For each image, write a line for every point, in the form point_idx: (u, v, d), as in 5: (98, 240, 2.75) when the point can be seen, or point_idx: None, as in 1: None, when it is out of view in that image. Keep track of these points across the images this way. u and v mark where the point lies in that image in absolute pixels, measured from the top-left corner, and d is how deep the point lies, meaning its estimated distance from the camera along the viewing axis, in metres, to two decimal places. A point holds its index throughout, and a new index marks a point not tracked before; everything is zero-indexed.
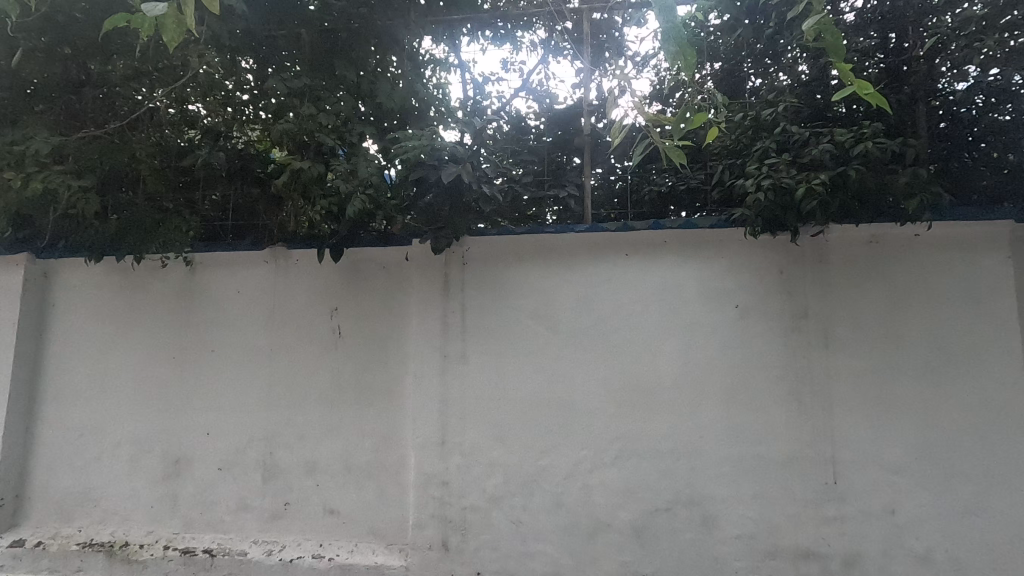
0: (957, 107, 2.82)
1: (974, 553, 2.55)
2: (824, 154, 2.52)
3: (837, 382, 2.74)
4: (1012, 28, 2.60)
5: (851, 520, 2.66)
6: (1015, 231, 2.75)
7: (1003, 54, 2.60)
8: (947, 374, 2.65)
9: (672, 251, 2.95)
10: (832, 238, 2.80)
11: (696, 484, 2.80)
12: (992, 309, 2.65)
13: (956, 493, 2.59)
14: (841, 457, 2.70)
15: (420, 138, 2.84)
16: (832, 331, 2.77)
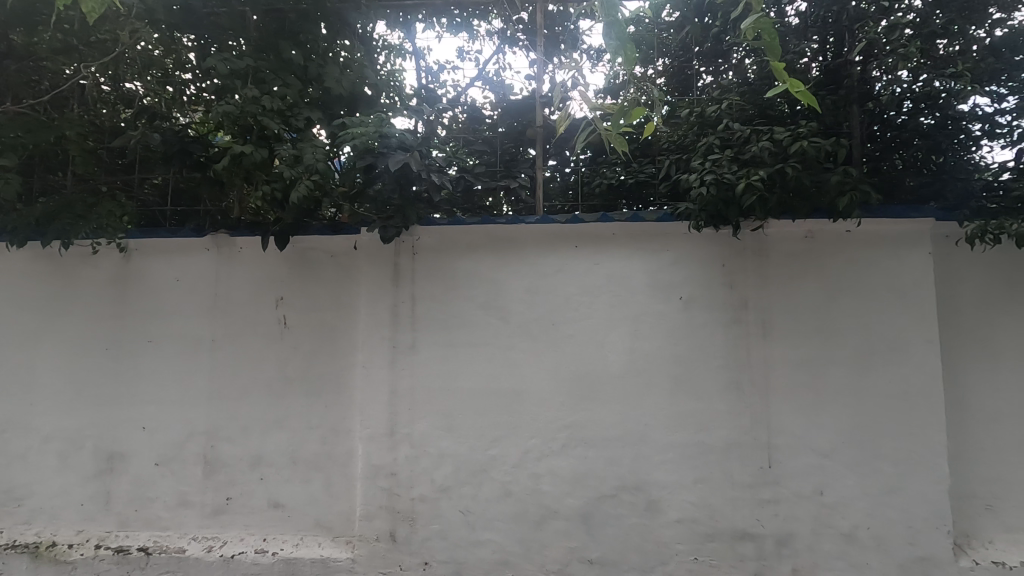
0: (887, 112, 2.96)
1: (895, 531, 2.72)
2: (763, 151, 2.62)
3: (774, 370, 2.87)
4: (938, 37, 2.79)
5: (784, 502, 2.79)
6: (936, 228, 2.93)
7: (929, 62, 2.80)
8: (874, 362, 2.81)
9: (621, 243, 3.00)
10: (772, 233, 2.91)
11: (640, 470, 2.88)
12: (915, 300, 2.82)
13: (880, 474, 2.76)
14: (777, 442, 2.83)
15: (369, 124, 2.80)
16: (771, 322, 2.89)
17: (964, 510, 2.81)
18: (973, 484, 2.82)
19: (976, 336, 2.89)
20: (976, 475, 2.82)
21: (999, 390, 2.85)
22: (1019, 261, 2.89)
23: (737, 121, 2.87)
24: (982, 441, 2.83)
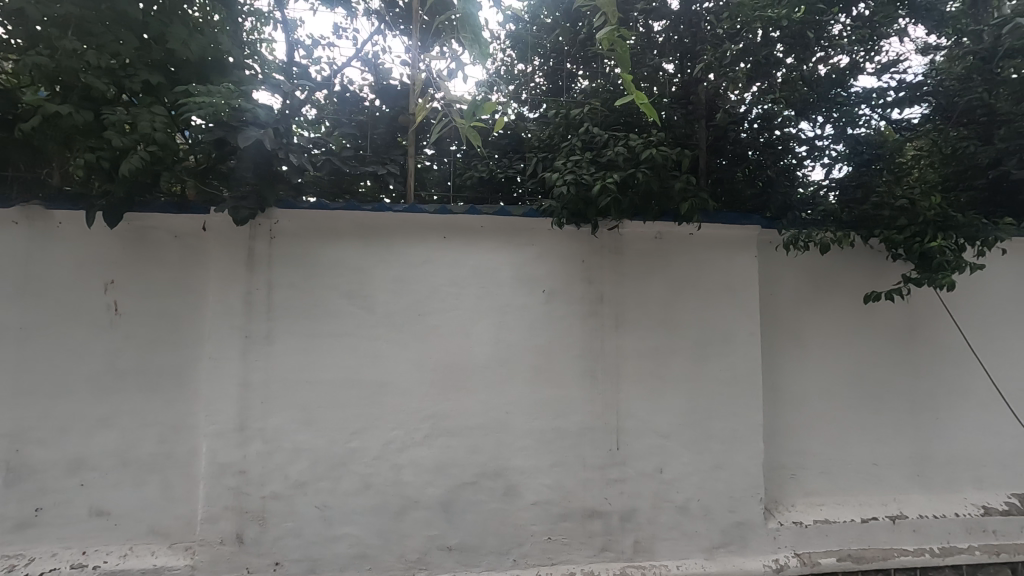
0: (737, 127, 3.33)
1: (720, 501, 3.08)
2: (618, 156, 2.81)
3: (625, 360, 3.10)
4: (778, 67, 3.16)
5: (629, 480, 3.04)
6: (762, 234, 3.34)
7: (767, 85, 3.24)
8: (708, 352, 3.15)
9: (488, 236, 3.06)
10: (626, 233, 3.14)
11: (501, 457, 2.97)
12: (742, 298, 3.19)
13: (709, 452, 3.10)
14: (625, 426, 3.06)
15: (220, 94, 2.58)
16: (623, 315, 3.12)
17: (774, 479, 3.25)
18: (782, 457, 3.27)
19: (789, 330, 3.34)
20: (785, 449, 3.28)
21: (804, 376, 3.33)
22: (824, 265, 3.39)
23: (597, 126, 3.07)
24: (790, 420, 3.29)
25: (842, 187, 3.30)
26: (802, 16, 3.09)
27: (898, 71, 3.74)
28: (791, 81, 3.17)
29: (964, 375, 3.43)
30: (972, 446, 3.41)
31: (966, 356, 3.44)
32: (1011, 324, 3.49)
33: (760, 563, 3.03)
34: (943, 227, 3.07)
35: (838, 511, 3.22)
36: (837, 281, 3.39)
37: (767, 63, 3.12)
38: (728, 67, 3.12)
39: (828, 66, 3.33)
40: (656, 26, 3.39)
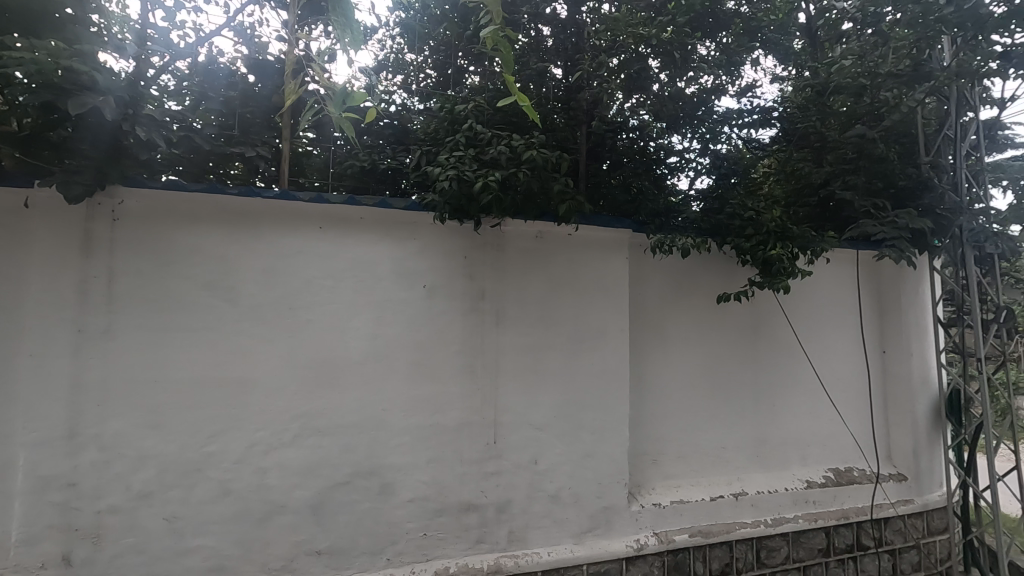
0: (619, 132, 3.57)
1: (589, 488, 3.26)
2: (500, 155, 2.86)
3: (504, 355, 3.16)
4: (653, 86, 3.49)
5: (505, 472, 3.11)
6: (633, 238, 3.56)
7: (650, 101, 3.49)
8: (581, 348, 3.31)
9: (368, 228, 2.96)
10: (508, 231, 3.19)
11: (376, 455, 2.90)
12: (614, 296, 3.40)
13: (580, 442, 3.26)
14: (502, 420, 3.13)
15: (49, 51, 2.24)
16: (503, 311, 3.18)
17: (637, 465, 3.50)
18: (645, 444, 3.53)
19: (654, 327, 3.62)
20: (647, 437, 3.54)
21: (666, 369, 3.62)
22: (686, 267, 3.71)
23: (481, 123, 3.10)
24: (653, 410, 3.56)
25: (704, 195, 3.83)
26: (670, 35, 3.29)
27: (754, 96, 4.21)
28: (673, 95, 3.46)
29: (796, 367, 3.94)
30: (800, 428, 3.92)
31: (798, 350, 3.95)
32: (832, 323, 4.06)
33: (623, 544, 3.24)
34: (782, 238, 3.44)
35: (692, 491, 3.54)
36: (696, 282, 3.73)
37: (643, 75, 3.32)
38: (605, 75, 3.29)
39: (698, 85, 3.64)
40: (543, 30, 3.57)
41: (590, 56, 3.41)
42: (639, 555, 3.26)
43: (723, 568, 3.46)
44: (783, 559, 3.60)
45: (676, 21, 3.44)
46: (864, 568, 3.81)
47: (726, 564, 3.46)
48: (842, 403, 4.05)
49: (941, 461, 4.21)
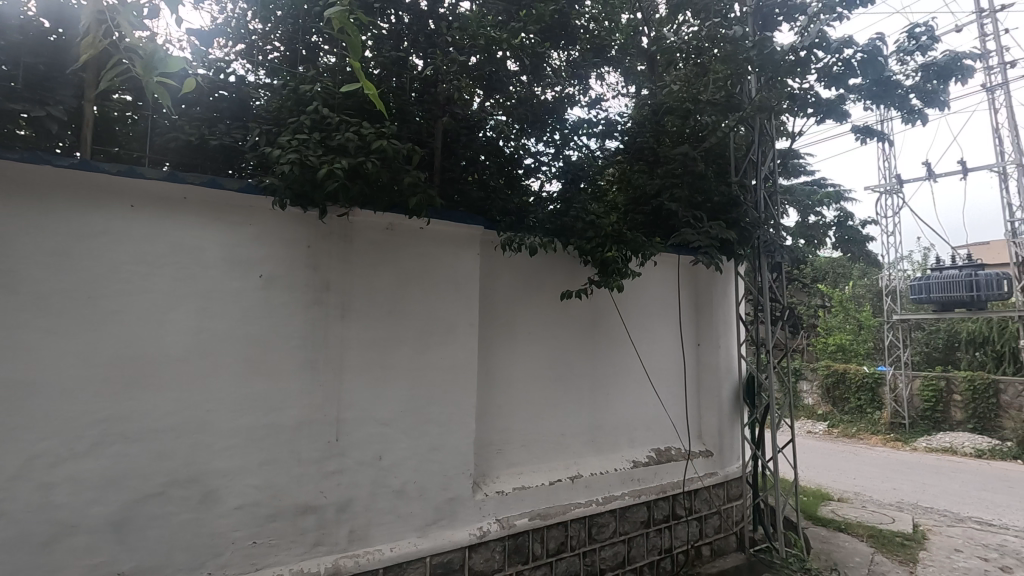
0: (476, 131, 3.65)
1: (434, 480, 3.28)
2: (348, 142, 2.75)
3: (348, 350, 3.05)
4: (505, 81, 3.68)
5: (346, 471, 3.01)
6: (484, 235, 3.65)
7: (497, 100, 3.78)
8: (430, 342, 3.32)
9: (193, 210, 2.67)
10: (356, 221, 3.09)
11: (198, 461, 2.63)
12: (464, 292, 3.45)
13: (426, 436, 3.27)
14: (345, 417, 3.02)
15: None
16: (349, 305, 3.06)
17: (482, 455, 3.60)
18: (490, 434, 3.65)
19: (502, 322, 3.75)
20: (493, 428, 3.67)
21: (513, 362, 3.78)
22: (534, 265, 3.90)
23: (329, 108, 2.96)
24: (499, 402, 3.70)
25: (552, 199, 3.95)
26: (517, 43, 3.52)
27: (601, 108, 4.55)
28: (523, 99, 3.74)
29: (627, 359, 4.35)
30: (629, 414, 4.34)
31: (629, 343, 4.36)
32: (658, 320, 4.56)
33: (466, 533, 3.32)
34: (618, 241, 3.76)
35: (533, 477, 3.74)
36: (543, 279, 3.94)
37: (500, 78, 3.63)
38: (460, 73, 3.40)
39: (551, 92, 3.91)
40: (403, 17, 3.51)
41: (441, 52, 3.48)
42: (481, 542, 3.36)
43: (559, 547, 3.69)
44: (611, 534, 3.95)
45: (526, 29, 3.58)
46: (677, 534, 4.34)
47: (561, 543, 3.70)
48: (664, 390, 4.57)
49: (738, 438, 4.94)
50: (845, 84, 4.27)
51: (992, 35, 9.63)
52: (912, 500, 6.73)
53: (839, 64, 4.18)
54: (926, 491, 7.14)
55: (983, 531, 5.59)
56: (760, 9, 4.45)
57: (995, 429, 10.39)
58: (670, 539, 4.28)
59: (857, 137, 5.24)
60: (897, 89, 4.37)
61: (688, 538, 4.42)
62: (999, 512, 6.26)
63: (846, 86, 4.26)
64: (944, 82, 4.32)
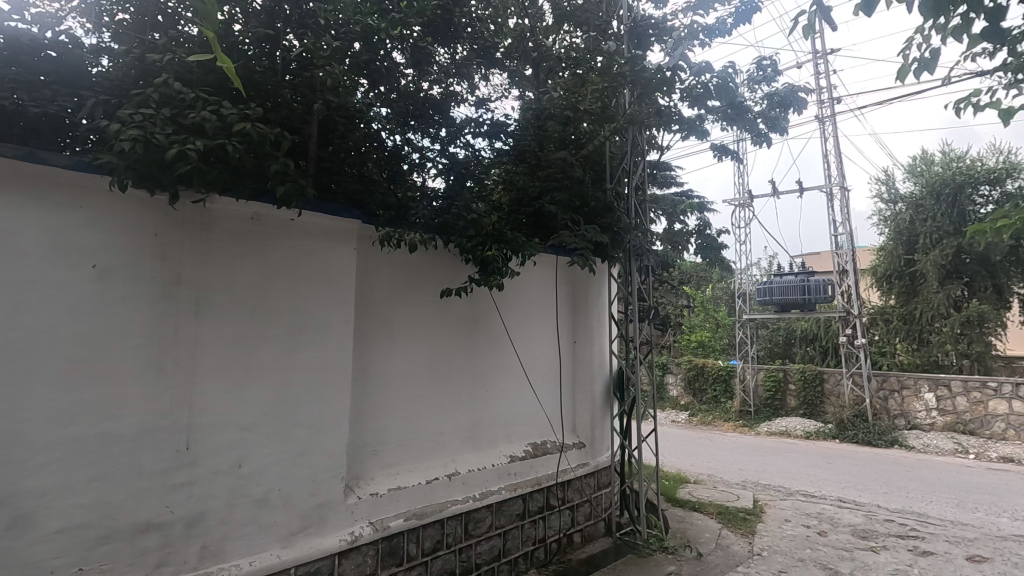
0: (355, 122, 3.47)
1: (301, 486, 3.10)
2: (205, 121, 2.52)
3: (203, 349, 2.78)
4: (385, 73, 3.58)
5: (199, 482, 2.74)
6: (361, 229, 3.53)
7: (380, 93, 3.67)
8: (300, 340, 3.13)
9: (6, 187, 2.28)
10: (215, 209, 2.83)
11: (7, 480, 2.25)
12: (339, 288, 3.31)
13: (293, 440, 3.08)
14: (198, 422, 2.76)
15: None
16: (205, 300, 2.80)
17: (356, 457, 3.47)
18: (365, 435, 3.53)
19: (380, 319, 3.65)
20: (368, 429, 3.55)
21: (390, 361, 3.69)
22: (414, 262, 3.84)
23: (183, 84, 2.68)
24: (375, 401, 3.59)
25: (439, 197, 4.01)
26: (398, 34, 3.51)
27: (487, 109, 4.58)
28: (406, 93, 3.71)
29: (506, 356, 4.44)
30: (507, 410, 4.43)
31: (508, 341, 4.46)
32: (536, 318, 4.71)
33: (336, 539, 3.18)
34: (498, 240, 3.82)
35: (408, 477, 3.68)
36: (423, 277, 3.89)
37: (386, 73, 3.61)
38: (334, 58, 3.16)
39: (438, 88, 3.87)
40: None
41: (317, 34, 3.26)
42: (352, 548, 3.23)
43: (434, 545, 3.67)
44: (486, 528, 4.01)
45: (408, 22, 3.57)
46: (550, 524, 4.51)
47: (437, 541, 3.68)
48: (541, 386, 4.73)
49: (608, 429, 5.26)
50: (704, 105, 4.75)
51: (823, 74, 11.18)
52: (754, 478, 7.61)
53: (699, 86, 4.62)
54: (764, 470, 8.13)
55: (806, 502, 6.48)
56: (635, 28, 4.85)
57: (820, 413, 12.10)
58: (543, 529, 4.44)
59: (714, 154, 5.82)
60: (746, 113, 4.91)
61: (561, 527, 4.61)
62: (819, 485, 7.30)
63: (704, 106, 4.75)
64: (784, 111, 4.92)
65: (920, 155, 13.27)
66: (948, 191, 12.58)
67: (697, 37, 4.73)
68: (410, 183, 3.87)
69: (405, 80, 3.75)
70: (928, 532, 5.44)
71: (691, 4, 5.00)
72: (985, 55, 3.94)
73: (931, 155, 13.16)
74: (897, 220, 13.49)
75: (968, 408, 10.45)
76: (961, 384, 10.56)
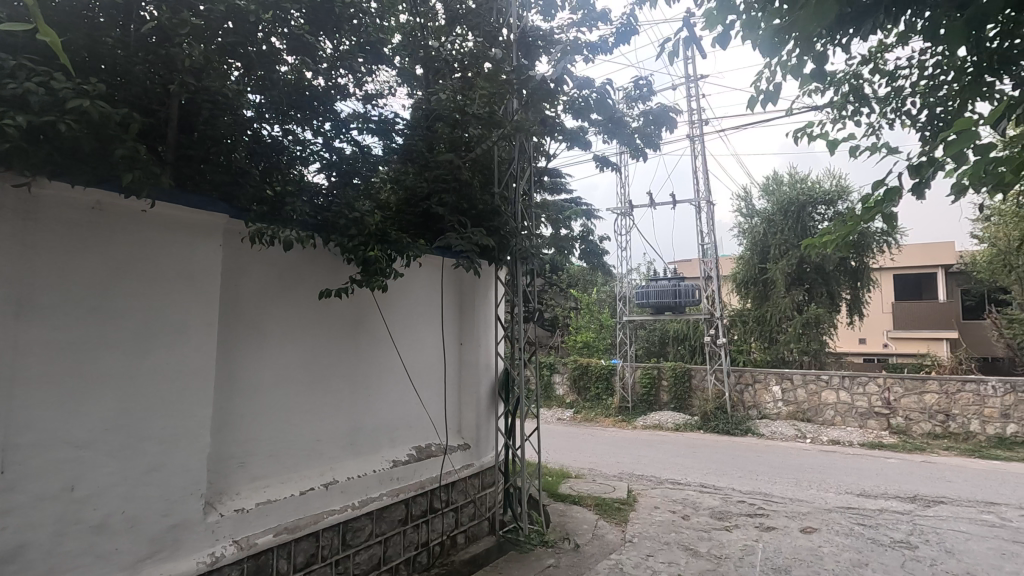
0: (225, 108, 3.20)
1: (150, 507, 2.79)
2: (29, 93, 2.18)
3: (26, 355, 2.41)
4: (261, 58, 3.36)
5: (17, 510, 2.36)
6: (228, 225, 3.27)
7: (255, 79, 3.43)
8: (151, 344, 2.82)
9: None
10: (44, 195, 2.47)
11: None
12: (200, 288, 3.04)
13: (141, 456, 2.77)
14: (18, 441, 2.38)
15: None
16: (30, 299, 2.43)
17: (218, 471, 3.19)
18: (229, 447, 3.26)
19: (250, 322, 3.40)
20: (233, 439, 3.29)
21: (260, 365, 3.45)
22: (289, 261, 3.63)
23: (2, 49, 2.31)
24: (242, 409, 3.33)
25: (325, 193, 3.79)
26: (270, 17, 3.28)
27: (376, 105, 4.44)
28: (285, 81, 3.50)
29: (389, 359, 4.34)
30: (390, 414, 4.34)
31: (391, 343, 4.36)
32: (421, 320, 4.66)
33: (192, 562, 2.90)
34: (380, 241, 3.73)
35: (279, 489, 3.46)
36: (300, 276, 3.69)
37: (264, 59, 3.37)
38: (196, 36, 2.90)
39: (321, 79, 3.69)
40: None
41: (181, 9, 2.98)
42: (212, 570, 2.97)
43: (308, 559, 3.49)
44: (366, 537, 3.88)
45: (287, 5, 3.37)
46: (433, 527, 4.47)
47: (311, 554, 3.50)
48: (425, 389, 4.68)
49: (492, 430, 5.34)
50: (586, 118, 4.99)
51: (693, 97, 12.24)
52: (630, 470, 8.14)
53: (580, 99, 4.85)
54: (638, 462, 8.72)
55: (673, 489, 7.04)
56: (524, 38, 4.98)
57: (688, 407, 13.22)
58: (426, 533, 4.40)
59: (597, 164, 6.13)
60: (624, 128, 5.25)
61: (444, 529, 4.60)
62: (685, 472, 7.98)
63: (587, 119, 5.00)
64: (659, 129, 5.32)
65: (772, 175, 15.01)
66: (793, 208, 14.36)
67: (581, 52, 4.97)
68: (293, 175, 3.61)
69: (284, 67, 3.54)
70: (771, 510, 6.15)
71: (575, 20, 5.25)
72: (818, 92, 4.55)
73: (781, 176, 14.94)
74: (753, 232, 15.14)
75: (806, 398, 11.99)
76: (801, 377, 12.09)
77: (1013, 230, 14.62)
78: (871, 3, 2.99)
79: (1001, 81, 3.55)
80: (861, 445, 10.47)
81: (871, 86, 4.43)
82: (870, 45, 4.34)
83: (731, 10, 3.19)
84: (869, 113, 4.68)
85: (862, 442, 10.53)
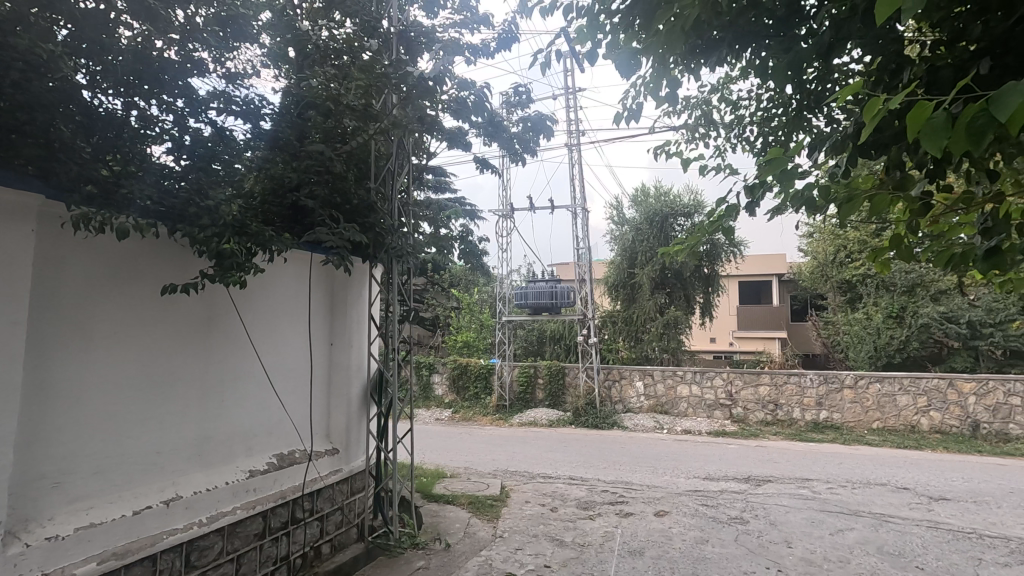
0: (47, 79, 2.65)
1: None
2: None
3: None
4: (91, 17, 2.93)
5: None
6: (46, 207, 2.83)
7: (88, 45, 2.97)
8: None
9: None
10: None
11: None
12: (5, 279, 2.59)
13: None
14: None
15: None
16: None
17: (24, 494, 2.72)
18: (41, 464, 2.80)
19: (73, 320, 2.96)
20: (46, 456, 2.83)
21: (86, 369, 3.02)
22: (125, 252, 3.23)
23: None
24: (59, 420, 2.88)
25: (177, 176, 3.32)
26: None
27: (240, 85, 4.05)
28: (127, 48, 3.07)
29: (246, 360, 4.02)
30: (247, 421, 4.02)
31: (249, 344, 4.04)
32: (285, 318, 4.38)
33: None
34: (239, 233, 3.43)
35: (107, 510, 3.04)
36: (138, 270, 3.28)
37: (97, 21, 2.95)
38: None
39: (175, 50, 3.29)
40: None
41: None
42: None
43: None
44: (215, 556, 3.56)
45: None
46: (295, 539, 4.22)
47: None
48: (288, 393, 4.40)
49: (363, 433, 5.16)
50: (466, 119, 5.02)
51: (573, 109, 12.87)
52: (504, 467, 8.32)
53: (459, 100, 4.87)
54: (512, 458, 8.94)
55: (544, 483, 7.32)
56: (403, 33, 4.93)
57: (561, 403, 13.83)
58: (286, 546, 4.13)
59: (477, 166, 6.19)
60: (503, 132, 5.35)
61: (307, 541, 4.35)
62: (556, 466, 8.34)
63: (467, 120, 5.02)
64: (536, 136, 5.49)
65: (641, 188, 16.24)
66: (658, 219, 15.66)
67: (461, 54, 4.99)
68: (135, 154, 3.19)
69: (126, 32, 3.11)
70: (631, 497, 6.65)
71: (457, 21, 5.26)
72: (675, 114, 4.99)
73: (648, 188, 16.23)
74: (624, 239, 16.25)
75: (664, 393, 13.12)
76: (660, 373, 13.19)
77: (829, 246, 17.25)
78: (718, 39, 3.33)
79: (817, 118, 4.15)
80: (708, 434, 11.67)
81: (719, 113, 4.96)
82: (718, 77, 4.85)
83: (599, 30, 3.38)
84: (717, 137, 5.22)
85: (709, 431, 11.76)
